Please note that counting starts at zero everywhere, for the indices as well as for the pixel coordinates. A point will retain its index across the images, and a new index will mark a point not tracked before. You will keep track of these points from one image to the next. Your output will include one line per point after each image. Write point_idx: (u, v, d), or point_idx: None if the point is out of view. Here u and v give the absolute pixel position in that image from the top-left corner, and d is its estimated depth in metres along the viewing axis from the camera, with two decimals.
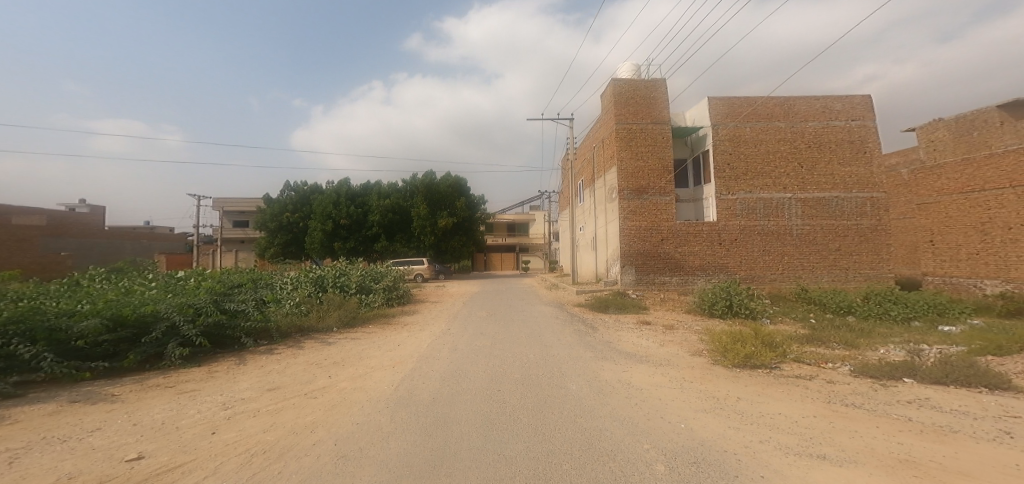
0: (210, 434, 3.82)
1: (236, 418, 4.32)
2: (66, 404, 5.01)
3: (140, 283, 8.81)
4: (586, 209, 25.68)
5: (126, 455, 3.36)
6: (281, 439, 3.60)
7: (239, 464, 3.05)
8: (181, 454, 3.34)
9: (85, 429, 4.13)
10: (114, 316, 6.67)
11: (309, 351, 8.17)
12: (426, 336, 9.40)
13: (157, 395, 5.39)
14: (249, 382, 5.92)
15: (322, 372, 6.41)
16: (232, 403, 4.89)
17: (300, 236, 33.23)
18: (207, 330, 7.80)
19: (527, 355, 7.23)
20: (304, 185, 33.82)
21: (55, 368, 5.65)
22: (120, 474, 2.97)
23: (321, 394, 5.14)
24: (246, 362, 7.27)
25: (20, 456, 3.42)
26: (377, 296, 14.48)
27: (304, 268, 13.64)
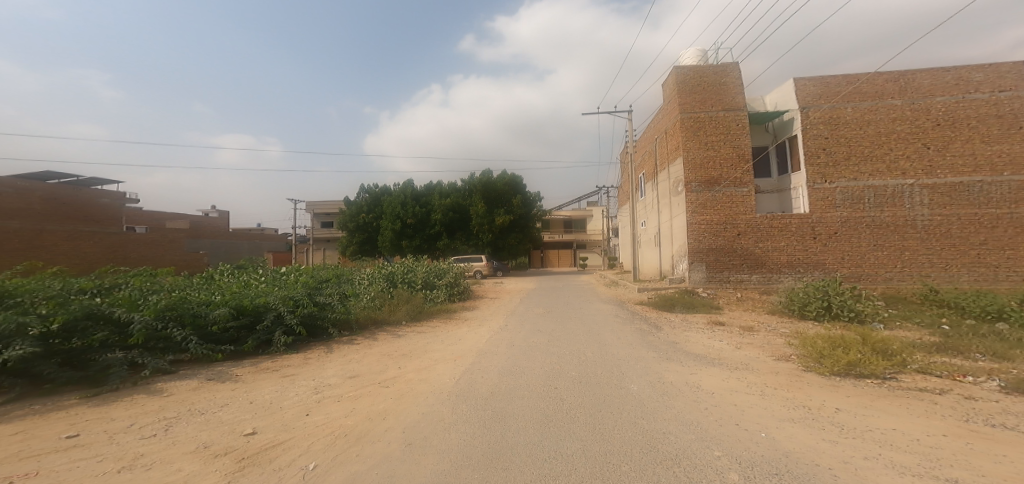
0: (304, 416, 4.27)
1: (323, 402, 4.78)
2: (203, 381, 5.93)
3: (254, 278, 10.14)
4: (649, 204, 24.35)
5: (243, 430, 3.87)
6: (359, 424, 3.92)
7: (325, 445, 3.37)
8: (284, 432, 3.78)
9: (217, 403, 4.87)
10: (237, 306, 7.75)
11: (382, 342, 8.79)
12: (484, 331, 9.62)
13: (265, 377, 6.15)
14: (334, 369, 6.52)
15: (392, 363, 6.86)
16: (321, 388, 5.43)
17: (373, 235, 35.68)
18: (304, 320, 8.70)
19: (584, 353, 7.09)
20: (376, 188, 36.27)
21: (197, 349, 6.73)
22: (243, 446, 3.45)
23: (392, 384, 5.50)
24: (332, 351, 8.00)
25: (173, 424, 4.13)
26: (441, 291, 15.09)
27: (377, 265, 14.66)
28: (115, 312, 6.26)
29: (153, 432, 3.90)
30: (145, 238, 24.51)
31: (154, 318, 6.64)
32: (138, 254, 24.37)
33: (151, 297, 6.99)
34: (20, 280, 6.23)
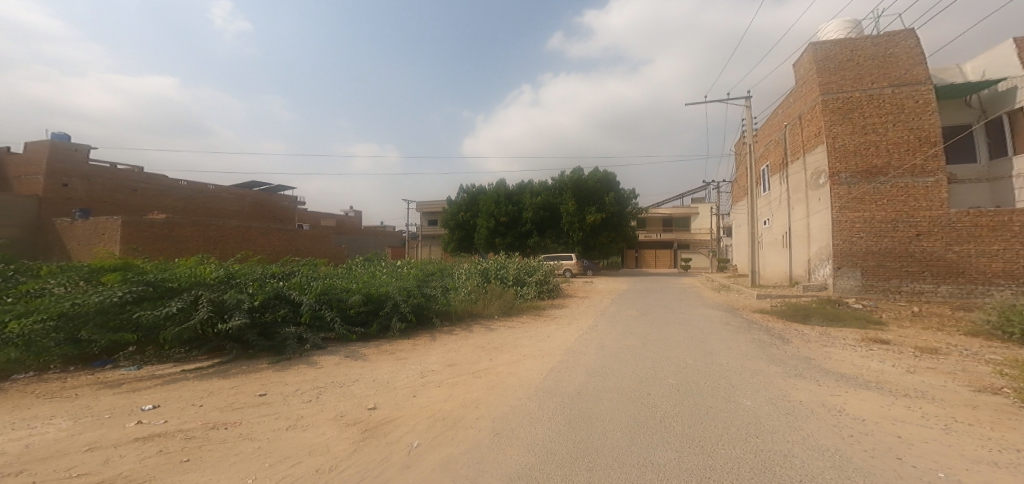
0: (411, 397, 4.67)
1: (427, 386, 5.18)
2: (342, 357, 6.87)
3: (380, 269, 11.50)
4: (773, 199, 21.60)
5: (367, 404, 4.38)
6: (455, 409, 4.17)
7: (426, 426, 3.65)
8: (397, 410, 4.18)
9: (350, 378, 5.60)
10: (367, 293, 8.83)
11: (476, 334, 9.21)
12: (573, 330, 9.49)
13: (384, 358, 6.88)
14: (435, 356, 7.02)
15: (485, 354, 7.14)
16: (426, 373, 5.89)
17: (470, 233, 37.38)
18: (416, 309, 9.51)
19: (683, 360, 6.58)
20: (472, 187, 37.81)
21: (341, 329, 7.90)
22: (371, 419, 3.90)
23: (485, 374, 5.73)
24: (435, 339, 8.63)
25: (320, 393, 4.86)
26: (531, 288, 15.27)
27: (475, 261, 15.42)
28: (292, 293, 7.73)
29: (307, 398, 4.63)
30: (304, 234, 30.62)
31: (315, 300, 8.01)
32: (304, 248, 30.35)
33: (314, 283, 8.42)
34: (239, 264, 8.08)
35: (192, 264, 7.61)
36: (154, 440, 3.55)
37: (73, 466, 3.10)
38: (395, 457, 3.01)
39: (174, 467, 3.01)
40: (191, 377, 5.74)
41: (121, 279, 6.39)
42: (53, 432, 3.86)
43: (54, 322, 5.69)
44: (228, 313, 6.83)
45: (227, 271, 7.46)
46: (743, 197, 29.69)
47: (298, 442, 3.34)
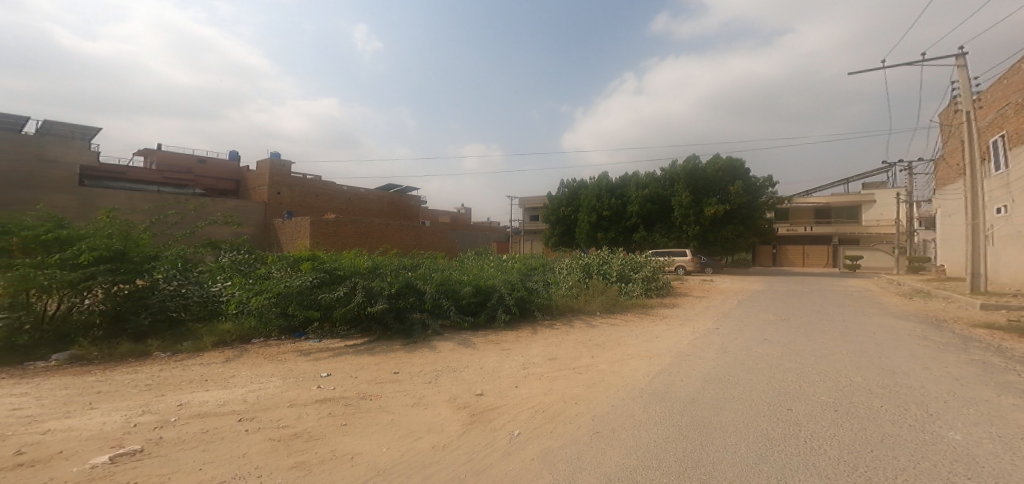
0: (513, 387, 4.82)
1: (528, 378, 5.30)
2: (455, 345, 7.33)
3: (487, 263, 12.09)
4: (1014, 179, 17.46)
5: (476, 391, 4.65)
6: (555, 403, 4.20)
7: (527, 417, 3.74)
8: (501, 399, 4.34)
9: (460, 364, 5.97)
10: (476, 286, 9.35)
11: (577, 330, 9.11)
12: (686, 332, 8.83)
13: (489, 348, 7.19)
14: (537, 350, 7.13)
15: (586, 351, 7.04)
16: (527, 365, 6.02)
17: (571, 227, 37.00)
18: (519, 303, 9.75)
19: (835, 376, 5.61)
20: (573, 181, 37.32)
21: (456, 317, 8.52)
22: (487, 405, 4.13)
23: (585, 371, 5.65)
24: (536, 333, 8.76)
25: (436, 376, 5.26)
26: (637, 284, 14.53)
27: (575, 256, 15.26)
28: (418, 283, 8.52)
29: (429, 379, 5.10)
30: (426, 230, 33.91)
31: (436, 290, 8.72)
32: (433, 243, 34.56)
33: (434, 274, 9.18)
34: (382, 255, 9.16)
35: (352, 254, 8.85)
36: (326, 403, 4.25)
37: (278, 418, 3.89)
38: (497, 443, 3.14)
39: (336, 429, 3.56)
40: (351, 352, 6.73)
41: (311, 267, 7.90)
42: (268, 388, 4.87)
43: (275, 299, 7.53)
44: (373, 298, 7.79)
45: (374, 261, 8.50)
46: (960, 176, 25.06)
47: (422, 419, 3.68)
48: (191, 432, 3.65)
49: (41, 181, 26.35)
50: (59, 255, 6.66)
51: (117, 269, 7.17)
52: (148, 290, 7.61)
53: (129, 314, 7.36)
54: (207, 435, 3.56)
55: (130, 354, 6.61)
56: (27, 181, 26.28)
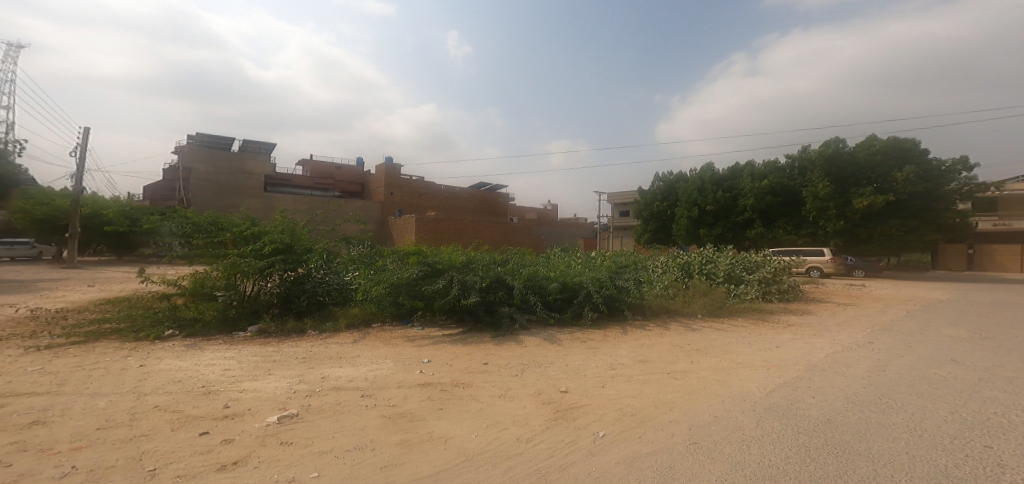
0: (601, 387, 4.72)
1: (617, 379, 5.16)
2: (542, 340, 7.41)
3: (575, 260, 11.96)
4: None
5: (562, 387, 4.65)
6: (646, 408, 4.02)
7: (614, 419, 3.65)
8: (586, 398, 4.29)
9: (546, 360, 6.00)
10: (562, 283, 9.31)
11: (674, 333, 8.61)
12: (804, 343, 7.83)
13: (576, 346, 7.14)
14: (627, 351, 6.89)
15: (683, 356, 6.62)
16: (617, 366, 5.85)
17: (669, 223, 35.02)
18: (607, 301, 9.47)
19: (1010, 407, 4.54)
20: (670, 174, 35.28)
21: (542, 312, 8.62)
22: (576, 403, 4.10)
23: (681, 377, 5.32)
24: (627, 333, 8.47)
25: (521, 370, 5.37)
26: (749, 288, 13.09)
27: (671, 255, 14.36)
28: (507, 278, 8.77)
29: (516, 373, 5.22)
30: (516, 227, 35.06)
31: (524, 285, 8.88)
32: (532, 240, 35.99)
33: (523, 269, 9.34)
34: (475, 250, 9.53)
35: (450, 249, 9.35)
36: (427, 388, 4.58)
37: (388, 398, 4.29)
38: (581, 442, 3.11)
39: (433, 412, 3.81)
40: (448, 341, 7.17)
41: (416, 260, 8.55)
42: (382, 369, 5.42)
43: (390, 289, 8.35)
44: (467, 292, 8.16)
45: (468, 256, 8.88)
46: None
47: (509, 411, 3.78)
48: (328, 402, 4.23)
49: (247, 189, 36.83)
50: (254, 247, 8.39)
51: (288, 260, 8.73)
52: (305, 277, 9.06)
53: (293, 297, 8.88)
54: (340, 406, 4.09)
55: (294, 330, 8.10)
56: (236, 188, 36.69)
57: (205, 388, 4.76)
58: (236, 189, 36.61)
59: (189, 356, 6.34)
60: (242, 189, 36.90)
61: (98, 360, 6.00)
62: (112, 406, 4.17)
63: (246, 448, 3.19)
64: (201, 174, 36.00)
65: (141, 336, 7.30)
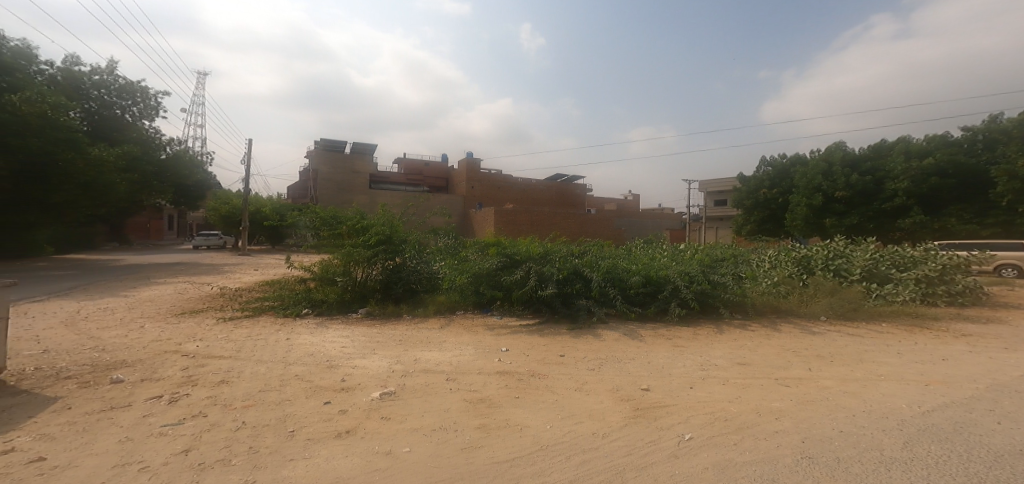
0: (688, 388, 4.47)
1: (709, 381, 4.86)
2: (622, 335, 7.23)
3: (657, 252, 11.36)
4: None
5: (643, 384, 4.50)
6: (744, 414, 3.73)
7: (704, 422, 3.44)
8: (670, 398, 4.09)
9: (627, 356, 5.82)
10: (644, 276, 8.98)
11: (784, 335, 7.82)
12: (947, 356, 6.65)
13: (661, 343, 6.84)
14: (722, 351, 6.43)
15: (792, 361, 6.00)
16: (708, 367, 5.49)
17: (778, 213, 32.06)
18: (697, 297, 8.89)
19: None
20: (781, 159, 32.25)
21: (620, 307, 8.38)
22: (660, 402, 3.94)
23: (790, 385, 4.82)
24: (722, 332, 7.90)
25: (599, 364, 5.28)
26: (901, 288, 11.12)
27: (785, 248, 12.85)
28: (584, 270, 8.67)
29: (593, 367, 5.15)
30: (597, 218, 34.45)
31: (602, 278, 8.71)
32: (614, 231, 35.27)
33: (601, 261, 9.14)
34: (552, 242, 9.52)
35: (528, 240, 9.44)
36: (505, 376, 4.71)
37: (470, 383, 4.50)
38: (664, 442, 2.99)
39: (512, 400, 3.92)
40: (525, 331, 7.31)
41: (496, 251, 8.81)
42: (464, 355, 5.68)
43: (472, 278, 8.74)
44: (544, 283, 8.23)
45: (545, 247, 8.91)
46: None
47: (587, 405, 3.75)
48: (419, 383, 4.56)
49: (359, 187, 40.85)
50: (362, 238, 9.33)
51: (388, 249, 9.55)
52: (400, 267, 9.76)
53: (393, 284, 9.70)
54: (428, 387, 4.39)
55: (393, 313, 8.93)
56: (350, 187, 40.80)
57: (328, 362, 5.44)
58: (348, 187, 40.70)
59: (320, 332, 7.29)
60: (355, 187, 40.93)
61: (261, 332, 7.22)
62: (267, 373, 4.98)
63: (354, 420, 3.57)
64: (325, 175, 40.45)
65: (286, 311, 8.77)
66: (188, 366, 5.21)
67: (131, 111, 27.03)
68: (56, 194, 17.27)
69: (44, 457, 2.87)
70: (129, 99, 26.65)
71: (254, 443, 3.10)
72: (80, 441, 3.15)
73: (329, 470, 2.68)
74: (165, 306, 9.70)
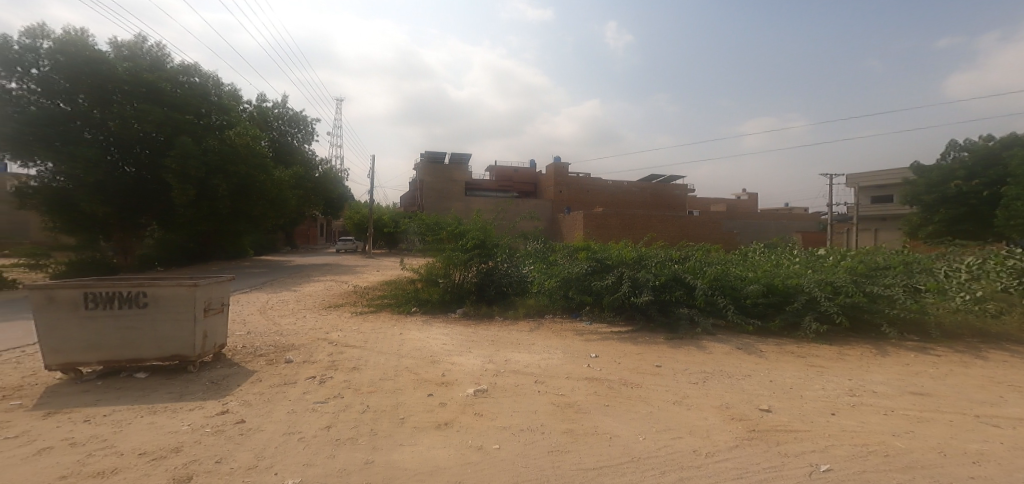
0: (825, 414, 3.93)
1: (858, 408, 4.21)
2: (736, 348, 6.65)
3: (786, 258, 10.08)
4: None
5: (759, 404, 4.08)
6: (910, 450, 3.17)
7: (849, 454, 3.01)
8: (801, 423, 3.65)
9: (743, 372, 5.33)
10: (768, 284, 8.09)
11: (990, 363, 6.35)
12: None
13: (791, 361, 6.13)
14: (883, 377, 5.48)
15: (984, 393, 4.93)
16: (858, 392, 4.74)
17: (980, 210, 27.86)
18: (847, 310, 7.65)
19: None
20: (979, 144, 28.56)
21: (732, 317, 7.67)
22: (775, 425, 3.53)
23: (981, 422, 3.96)
24: (888, 355, 6.65)
25: (710, 378, 4.92)
26: None
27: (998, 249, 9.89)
28: (687, 276, 8.10)
29: (695, 380, 4.80)
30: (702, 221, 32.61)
31: (708, 285, 8.06)
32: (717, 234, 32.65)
33: (707, 267, 8.45)
34: (648, 246, 9.04)
35: (620, 244, 9.17)
36: (595, 382, 4.61)
37: (559, 386, 4.49)
38: (791, 470, 2.70)
39: (601, 407, 3.83)
40: (618, 338, 7.09)
41: (586, 255, 8.72)
42: (553, 359, 5.69)
43: (560, 282, 8.73)
44: (639, 289, 7.90)
45: (640, 251, 8.55)
46: None
47: (685, 420, 3.52)
48: (510, 383, 4.67)
49: (453, 194, 43.49)
50: (460, 242, 9.99)
51: (482, 253, 10.05)
52: (493, 270, 10.16)
53: (485, 286, 10.11)
54: (518, 388, 4.47)
55: (486, 314, 9.29)
56: (448, 195, 43.52)
57: (430, 358, 5.84)
58: (446, 195, 43.42)
59: (425, 329, 7.85)
60: (451, 195, 43.60)
61: (381, 326, 8.04)
62: (385, 363, 5.52)
63: (451, 413, 3.77)
64: (429, 185, 43.31)
65: (398, 309, 9.72)
66: (331, 353, 6.00)
67: (297, 137, 32.32)
68: (254, 208, 21.69)
69: (240, 420, 3.53)
70: (296, 127, 32.07)
71: (369, 426, 3.43)
72: (266, 408, 3.82)
73: (427, 458, 2.86)
74: (318, 299, 11.44)
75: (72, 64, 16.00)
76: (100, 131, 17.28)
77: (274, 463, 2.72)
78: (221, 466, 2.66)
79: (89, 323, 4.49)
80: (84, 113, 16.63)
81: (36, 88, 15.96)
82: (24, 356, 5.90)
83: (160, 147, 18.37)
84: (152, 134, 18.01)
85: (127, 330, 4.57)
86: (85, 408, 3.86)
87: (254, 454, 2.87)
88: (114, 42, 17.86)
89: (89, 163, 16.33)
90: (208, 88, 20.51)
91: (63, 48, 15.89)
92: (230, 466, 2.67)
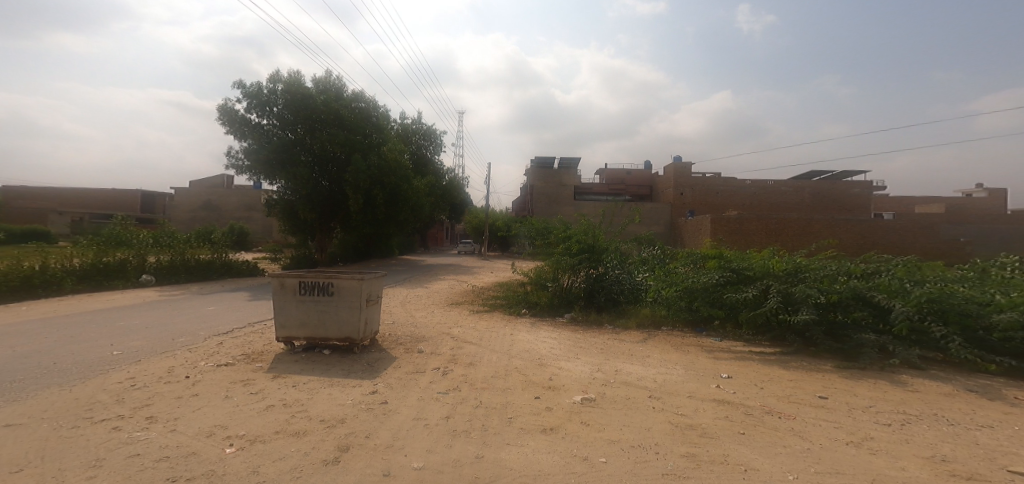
0: None
1: None
2: (961, 390, 5.18)
3: None
4: None
5: (1008, 464, 3.00)
6: None
7: None
8: None
9: (975, 421, 4.08)
10: None
11: None
12: None
13: None
14: None
15: None
16: None
17: None
18: None
19: None
20: None
21: (959, 353, 5.86)
22: (998, 481, 2.71)
23: None
24: None
25: (910, 422, 3.97)
26: None
27: None
28: (877, 297, 6.70)
29: (888, 421, 3.96)
30: (898, 226, 27.39)
31: (914, 309, 6.42)
32: (891, 241, 27.42)
33: (913, 287, 6.81)
34: (809, 257, 7.74)
35: (763, 253, 8.10)
36: (726, 406, 4.17)
37: (678, 405, 4.16)
38: None
39: (733, 435, 3.43)
40: (756, 360, 6.30)
41: (718, 265, 7.99)
42: (672, 374, 5.30)
43: (683, 293, 8.23)
44: (793, 306, 6.86)
45: (796, 264, 7.38)
46: None
47: (862, 463, 2.94)
48: (619, 395, 4.46)
49: (564, 198, 43.46)
50: (565, 246, 9.94)
51: (590, 258, 9.86)
52: (604, 276, 9.90)
53: (595, 292, 9.89)
54: (629, 401, 4.25)
55: (596, 321, 9.05)
56: (561, 199, 43.56)
57: (538, 361, 5.86)
58: (558, 199, 43.61)
59: (534, 332, 7.94)
60: (561, 198, 43.68)
61: (495, 325, 8.35)
62: (498, 362, 5.70)
63: (557, 418, 3.74)
64: (539, 190, 44.08)
65: (509, 310, 10.00)
66: (452, 347, 6.40)
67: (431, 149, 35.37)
68: (400, 213, 23.98)
69: (385, 400, 3.94)
70: (429, 141, 35.00)
71: (483, 421, 3.57)
72: (402, 392, 4.22)
73: (535, 462, 2.84)
74: (444, 296, 12.42)
75: (295, 101, 20.23)
76: (310, 154, 21.34)
77: (406, 444, 2.97)
78: (370, 441, 2.98)
79: (301, 304, 5.40)
80: (300, 140, 20.93)
81: (276, 122, 20.69)
82: (267, 327, 7.46)
83: (342, 163, 22.02)
84: (337, 154, 21.59)
85: (321, 312, 5.38)
86: (294, 375, 4.68)
87: (395, 435, 3.15)
88: (316, 79, 21.55)
89: (301, 180, 20.67)
90: (371, 111, 22.68)
91: (289, 88, 20.30)
92: (376, 442, 2.97)
